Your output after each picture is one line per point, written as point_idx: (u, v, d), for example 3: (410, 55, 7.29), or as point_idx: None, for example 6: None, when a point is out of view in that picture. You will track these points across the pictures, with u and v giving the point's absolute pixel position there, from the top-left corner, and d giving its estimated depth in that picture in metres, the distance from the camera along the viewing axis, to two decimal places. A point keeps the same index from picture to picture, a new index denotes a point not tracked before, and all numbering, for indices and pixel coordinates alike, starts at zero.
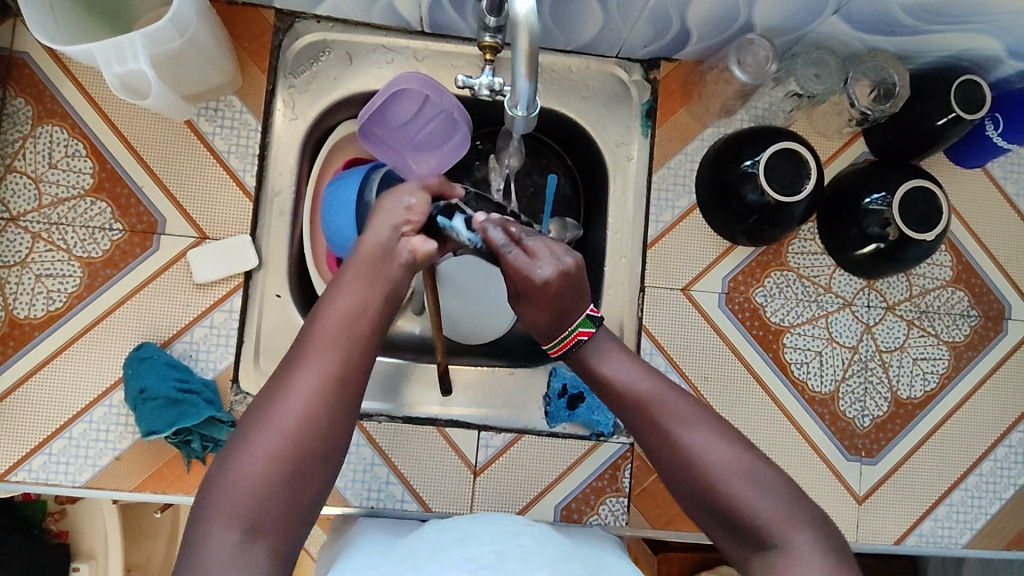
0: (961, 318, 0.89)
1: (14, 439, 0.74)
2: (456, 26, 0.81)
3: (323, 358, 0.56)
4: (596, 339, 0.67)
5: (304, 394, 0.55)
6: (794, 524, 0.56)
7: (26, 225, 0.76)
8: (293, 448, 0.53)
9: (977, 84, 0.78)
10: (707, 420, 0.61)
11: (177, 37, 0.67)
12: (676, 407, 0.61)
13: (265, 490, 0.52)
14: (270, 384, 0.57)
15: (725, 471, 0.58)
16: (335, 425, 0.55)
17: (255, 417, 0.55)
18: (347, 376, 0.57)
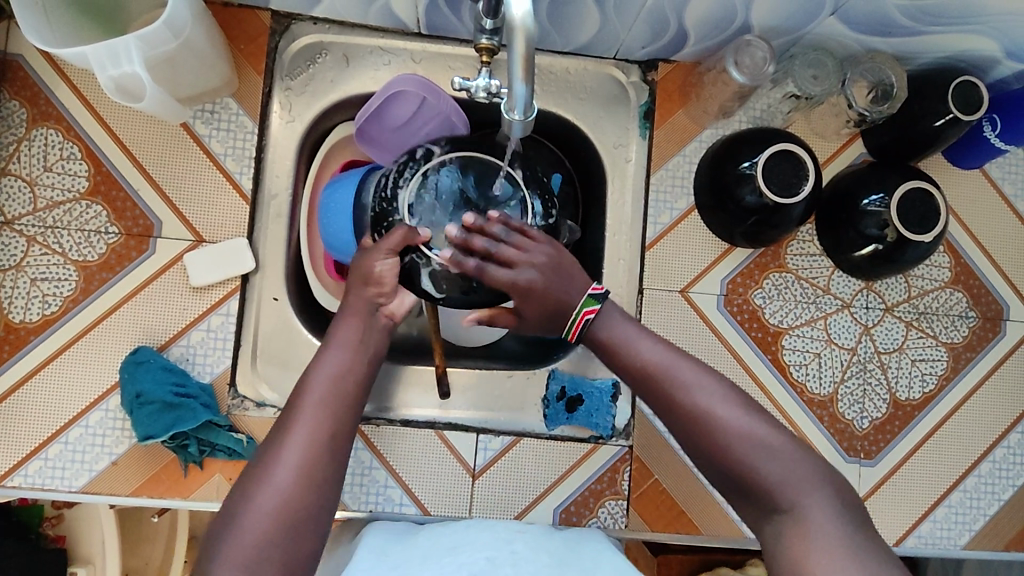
0: (959, 319, 0.89)
1: (10, 443, 0.74)
2: (453, 28, 0.81)
3: (311, 422, 0.64)
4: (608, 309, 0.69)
5: (296, 455, 0.62)
6: (808, 484, 0.59)
7: (21, 228, 0.76)
8: (289, 501, 0.59)
9: (974, 85, 0.78)
10: (719, 386, 0.64)
11: (172, 39, 0.66)
12: (690, 375, 0.64)
13: (268, 539, 0.57)
14: (263, 451, 0.63)
15: (739, 436, 0.61)
16: (326, 477, 0.62)
17: (252, 479, 0.61)
18: (333, 435, 0.64)
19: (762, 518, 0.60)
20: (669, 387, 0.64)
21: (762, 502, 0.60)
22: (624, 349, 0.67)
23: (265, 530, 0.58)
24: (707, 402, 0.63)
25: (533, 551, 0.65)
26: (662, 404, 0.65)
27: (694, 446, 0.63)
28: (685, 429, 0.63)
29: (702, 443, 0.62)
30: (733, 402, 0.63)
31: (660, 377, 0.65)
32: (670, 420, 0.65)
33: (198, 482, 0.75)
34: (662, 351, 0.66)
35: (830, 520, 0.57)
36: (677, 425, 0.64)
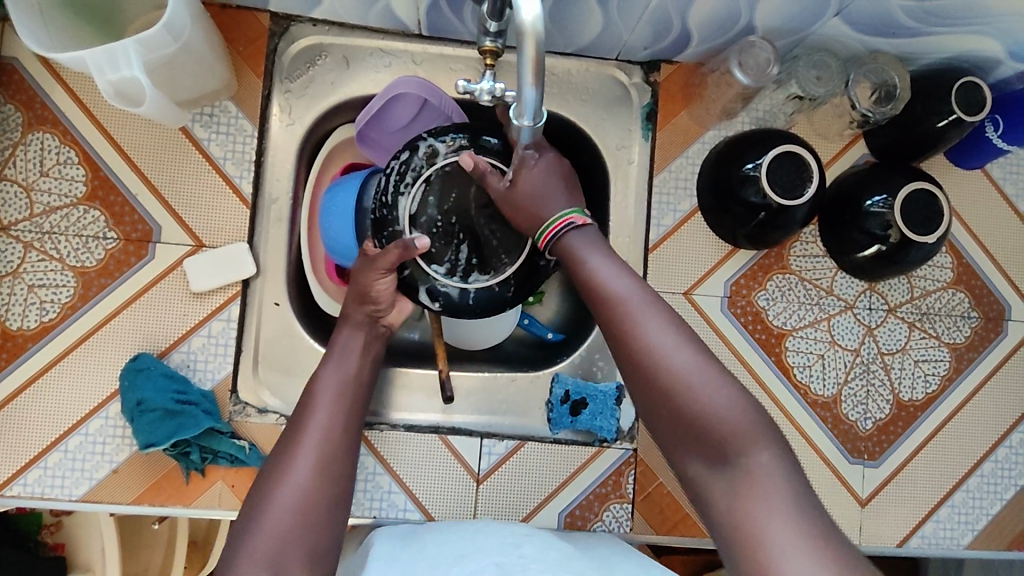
0: (962, 320, 0.89)
1: (9, 452, 0.73)
2: (454, 29, 0.80)
3: (321, 425, 0.65)
4: (577, 233, 0.66)
5: (310, 456, 0.63)
6: (754, 439, 0.55)
7: (18, 234, 0.75)
8: (308, 499, 0.61)
9: (977, 86, 0.77)
10: (675, 323, 0.60)
11: (172, 42, 0.65)
12: (646, 306, 0.60)
13: (290, 535, 0.58)
14: (275, 456, 0.64)
15: (688, 377, 0.57)
16: (339, 477, 0.63)
17: (266, 482, 0.62)
18: (343, 437, 0.66)
19: (699, 466, 0.56)
20: (621, 316, 0.60)
21: (700, 448, 0.56)
22: (584, 270, 0.64)
23: (286, 525, 0.58)
24: (657, 336, 0.58)
25: (542, 552, 0.64)
26: (609, 333, 0.61)
27: (633, 381, 0.59)
28: (627, 362, 0.59)
29: (642, 380, 0.58)
30: (685, 340, 0.58)
31: (613, 304, 0.61)
32: (614, 349, 0.61)
33: (200, 490, 0.74)
34: (620, 278, 0.62)
35: (778, 478, 0.53)
36: (621, 356, 0.60)
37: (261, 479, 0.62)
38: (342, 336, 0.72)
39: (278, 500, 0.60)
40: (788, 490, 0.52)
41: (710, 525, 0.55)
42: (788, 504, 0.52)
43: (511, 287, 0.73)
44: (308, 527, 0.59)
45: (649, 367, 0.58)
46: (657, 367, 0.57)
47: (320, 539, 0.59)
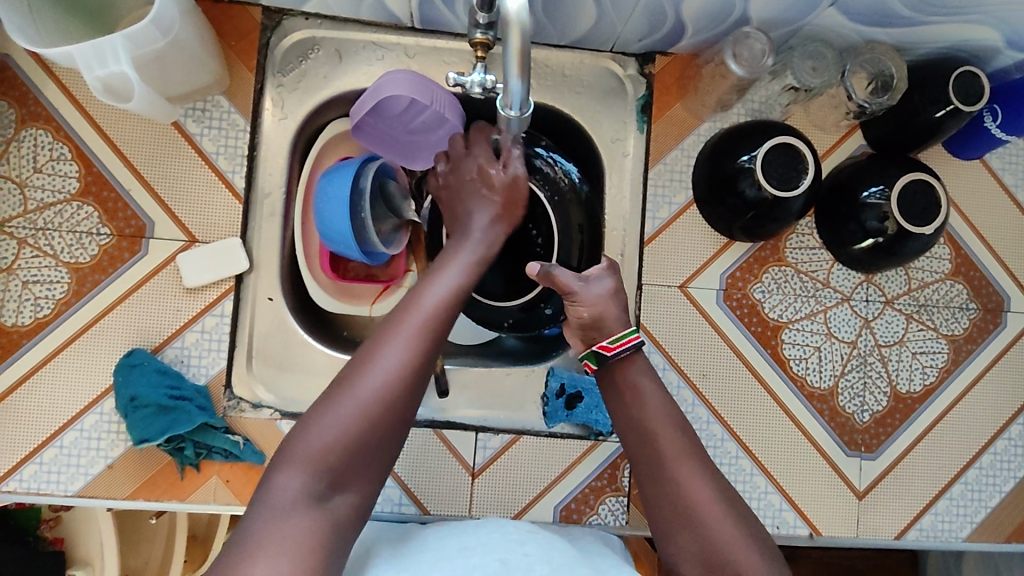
0: (960, 311, 0.89)
1: (5, 447, 0.73)
2: (446, 21, 0.80)
3: (415, 333, 0.61)
4: (636, 365, 0.71)
5: (392, 363, 0.59)
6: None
7: (13, 231, 0.75)
8: (381, 405, 0.58)
9: (975, 76, 0.76)
10: (721, 486, 0.64)
11: (161, 37, 0.65)
12: (695, 468, 0.64)
13: (346, 450, 0.57)
14: (360, 350, 0.61)
15: (732, 541, 0.61)
16: (413, 396, 0.60)
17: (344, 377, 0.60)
18: (431, 353, 0.62)
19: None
20: (669, 475, 0.64)
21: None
22: (641, 414, 0.68)
23: (348, 436, 0.57)
24: (702, 499, 0.63)
25: (545, 552, 0.63)
26: (657, 489, 0.65)
27: (671, 531, 0.63)
28: (671, 513, 0.63)
29: (684, 535, 0.62)
30: (729, 503, 0.63)
31: (665, 457, 0.65)
32: (657, 500, 0.65)
33: (195, 485, 0.74)
34: (675, 434, 0.66)
35: None
36: (663, 505, 0.64)
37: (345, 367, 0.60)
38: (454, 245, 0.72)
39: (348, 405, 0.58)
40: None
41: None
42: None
43: (507, 320, 0.90)
44: (363, 448, 0.58)
45: (695, 524, 0.62)
46: (707, 530, 0.61)
47: (372, 461, 0.59)
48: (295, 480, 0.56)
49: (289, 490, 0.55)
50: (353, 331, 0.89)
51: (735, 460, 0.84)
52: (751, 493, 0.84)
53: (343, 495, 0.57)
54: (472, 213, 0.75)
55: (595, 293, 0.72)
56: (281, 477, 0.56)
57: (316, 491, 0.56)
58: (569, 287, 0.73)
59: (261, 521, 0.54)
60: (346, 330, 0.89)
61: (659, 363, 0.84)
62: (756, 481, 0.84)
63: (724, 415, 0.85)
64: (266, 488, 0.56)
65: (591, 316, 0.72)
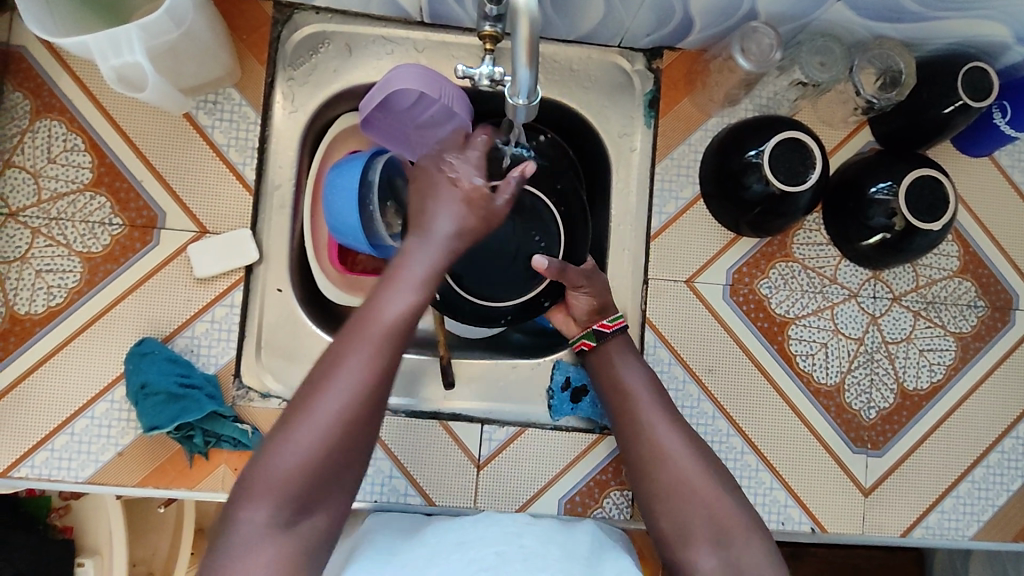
0: (968, 309, 0.88)
1: (18, 434, 0.74)
2: (456, 16, 0.80)
3: (368, 359, 0.60)
4: (619, 343, 0.77)
5: (347, 392, 0.59)
6: (743, 531, 0.65)
7: (26, 220, 0.76)
8: (336, 430, 0.58)
9: (984, 72, 0.76)
10: (688, 435, 0.70)
11: (174, 29, 0.66)
12: (664, 417, 0.71)
13: (307, 477, 0.58)
14: (315, 371, 0.60)
15: (698, 480, 0.67)
16: (372, 420, 0.60)
17: (301, 404, 0.59)
18: (388, 375, 0.61)
19: (695, 548, 0.65)
20: (642, 423, 0.71)
21: (697, 535, 0.65)
22: (614, 376, 0.75)
23: (308, 469, 0.58)
24: (671, 442, 0.69)
25: (544, 545, 0.64)
26: (631, 438, 0.71)
27: (646, 474, 0.69)
28: (646, 456, 0.69)
29: (657, 475, 0.68)
30: (697, 448, 0.69)
31: (638, 410, 0.71)
32: (632, 448, 0.70)
33: (204, 473, 0.75)
34: (646, 390, 0.73)
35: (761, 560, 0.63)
36: (638, 451, 0.70)
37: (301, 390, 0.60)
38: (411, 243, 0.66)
39: (306, 435, 0.58)
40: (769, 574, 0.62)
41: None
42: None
43: (506, 315, 0.90)
44: (328, 477, 0.59)
45: (666, 463, 0.68)
46: (679, 474, 0.67)
47: (339, 484, 0.60)
48: (263, 513, 0.57)
49: (256, 524, 0.56)
50: None
51: (741, 455, 0.84)
52: (756, 488, 0.84)
53: (312, 518, 0.59)
54: (439, 204, 0.67)
55: (598, 283, 0.79)
56: (249, 512, 0.57)
57: (283, 520, 0.57)
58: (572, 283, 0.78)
59: (232, 554, 0.56)
60: None
61: (665, 358, 0.84)
62: (761, 477, 0.84)
63: (730, 410, 0.85)
64: (234, 519, 0.57)
65: (595, 305, 0.79)
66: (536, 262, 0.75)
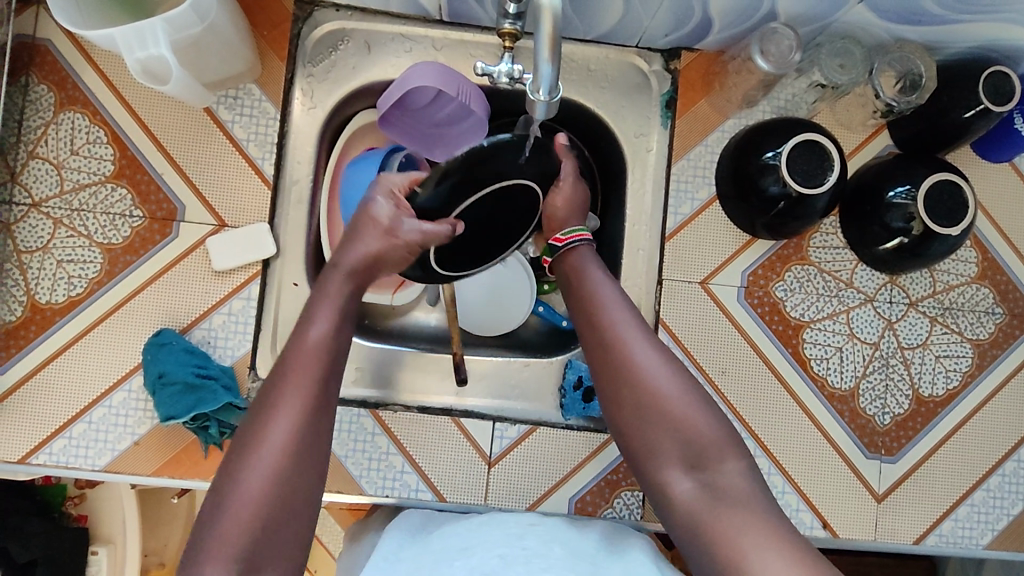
0: (985, 315, 0.88)
1: (36, 422, 0.75)
2: (475, 15, 0.81)
3: (299, 408, 0.57)
4: (583, 253, 0.74)
5: (282, 444, 0.56)
6: (719, 451, 0.62)
7: (48, 211, 0.77)
8: (276, 482, 0.55)
9: (1006, 76, 0.76)
10: (661, 350, 0.67)
11: (198, 23, 0.67)
12: (636, 331, 0.67)
13: (254, 538, 0.54)
14: (246, 428, 0.58)
15: (670, 397, 0.64)
16: (308, 466, 0.57)
17: (231, 468, 0.57)
18: (319, 415, 0.58)
19: (668, 470, 0.63)
20: (612, 338, 0.67)
21: (669, 457, 0.63)
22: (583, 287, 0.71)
23: (253, 530, 0.54)
24: (644, 358, 0.65)
25: (546, 546, 0.63)
26: (599, 355, 0.67)
27: (616, 395, 0.65)
28: (614, 376, 0.66)
29: (626, 393, 0.65)
30: (669, 365, 0.65)
31: (606, 324, 0.68)
32: (601, 364, 0.67)
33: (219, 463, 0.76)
34: (617, 301, 0.69)
35: (747, 482, 0.61)
36: (607, 370, 0.66)
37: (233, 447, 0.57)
38: (330, 280, 0.66)
39: (237, 501, 0.55)
40: (750, 495, 0.60)
41: (674, 529, 0.62)
42: (746, 506, 0.59)
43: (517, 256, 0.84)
44: (275, 532, 0.55)
45: (635, 383, 0.64)
46: (651, 395, 0.64)
47: (291, 532, 0.56)
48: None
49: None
50: (373, 320, 0.91)
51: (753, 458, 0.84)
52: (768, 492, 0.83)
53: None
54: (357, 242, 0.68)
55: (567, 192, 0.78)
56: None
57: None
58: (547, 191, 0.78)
59: None
60: (367, 319, 0.90)
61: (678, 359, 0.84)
62: (773, 480, 0.84)
63: (743, 413, 0.84)
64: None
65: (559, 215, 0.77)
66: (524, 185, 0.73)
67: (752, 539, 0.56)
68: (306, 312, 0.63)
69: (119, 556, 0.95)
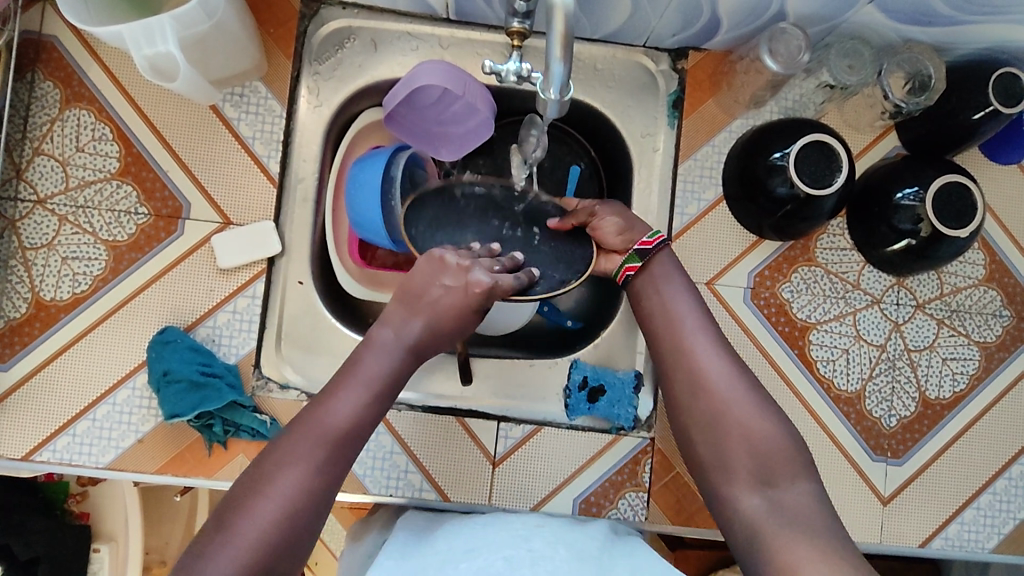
0: (993, 318, 0.87)
1: (40, 419, 0.75)
2: (482, 14, 0.81)
3: (319, 458, 0.60)
4: (664, 259, 0.74)
5: (292, 488, 0.58)
6: (788, 470, 0.61)
7: (54, 208, 0.77)
8: (276, 521, 0.56)
9: (1016, 77, 0.75)
10: (737, 367, 0.67)
11: (205, 20, 0.67)
12: (710, 346, 0.68)
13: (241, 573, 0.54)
14: (265, 463, 0.60)
15: (740, 409, 0.64)
16: (309, 524, 0.58)
17: (237, 505, 0.57)
18: (326, 477, 0.60)
19: (735, 482, 0.62)
20: (686, 349, 0.68)
21: (738, 471, 0.62)
22: (660, 296, 0.72)
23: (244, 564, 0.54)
24: (717, 372, 0.66)
25: (551, 548, 0.63)
26: (673, 363, 0.68)
27: (685, 404, 0.66)
28: (685, 385, 0.67)
29: (698, 402, 0.66)
30: (742, 381, 0.66)
31: (681, 336, 0.69)
32: (673, 373, 0.68)
33: (222, 462, 0.76)
34: (694, 315, 0.70)
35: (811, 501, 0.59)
36: (677, 378, 0.67)
37: (247, 478, 0.59)
38: (368, 353, 0.67)
39: (241, 530, 0.55)
40: (815, 513, 0.58)
41: (734, 542, 0.61)
42: (808, 523, 0.57)
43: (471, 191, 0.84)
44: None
45: (707, 394, 0.65)
46: (722, 406, 0.65)
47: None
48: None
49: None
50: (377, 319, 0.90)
51: None
52: None
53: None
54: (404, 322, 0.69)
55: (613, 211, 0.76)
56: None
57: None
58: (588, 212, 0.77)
59: None
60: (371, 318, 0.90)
61: None
62: None
63: None
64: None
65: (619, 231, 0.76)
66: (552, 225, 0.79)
67: (809, 552, 0.54)
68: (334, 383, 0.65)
69: (120, 555, 0.95)
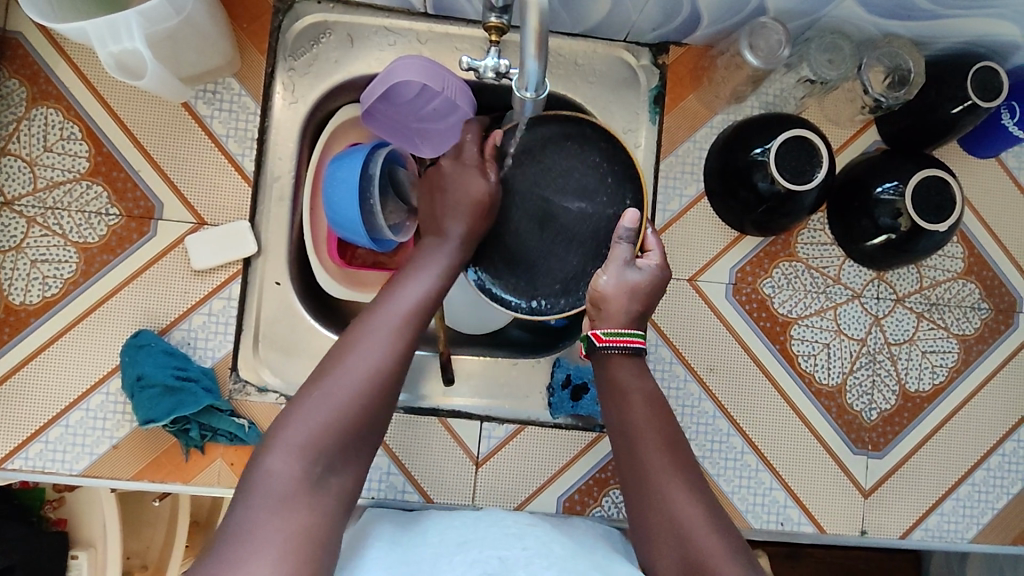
0: (972, 311, 0.88)
1: (11, 425, 0.73)
2: (460, 8, 0.79)
3: (395, 331, 0.64)
4: (627, 365, 0.71)
5: (375, 354, 0.62)
6: None
7: (21, 209, 0.75)
8: (366, 383, 0.61)
9: (995, 71, 0.75)
10: (706, 498, 0.64)
11: (174, 15, 0.65)
12: (680, 480, 0.64)
13: (334, 434, 0.58)
14: (343, 339, 0.64)
15: (710, 543, 0.60)
16: (392, 390, 0.62)
17: (324, 370, 0.61)
18: (405, 356, 0.64)
19: None
20: (655, 483, 0.64)
21: None
22: (625, 411, 0.68)
23: (335, 425, 0.58)
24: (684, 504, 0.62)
25: (543, 546, 0.63)
26: (640, 493, 0.65)
27: (653, 532, 0.63)
28: (658, 523, 0.62)
29: (665, 540, 0.62)
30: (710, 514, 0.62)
31: (650, 462, 0.65)
32: (640, 505, 0.64)
33: (200, 467, 0.74)
34: (659, 442, 0.66)
35: None
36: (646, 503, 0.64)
37: (327, 354, 0.63)
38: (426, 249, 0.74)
39: (332, 395, 0.59)
40: None
41: None
42: None
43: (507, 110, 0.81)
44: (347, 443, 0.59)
45: (682, 534, 0.61)
46: (687, 537, 0.61)
47: (355, 453, 0.59)
48: (290, 465, 0.56)
49: (289, 479, 0.55)
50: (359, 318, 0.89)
51: (741, 455, 0.84)
52: (756, 489, 0.84)
53: (322, 486, 0.57)
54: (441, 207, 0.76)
55: (632, 278, 0.73)
56: (277, 465, 0.56)
57: (314, 480, 0.56)
58: (619, 263, 0.73)
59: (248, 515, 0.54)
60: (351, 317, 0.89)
61: (667, 357, 0.84)
62: (761, 477, 0.84)
63: (731, 410, 0.84)
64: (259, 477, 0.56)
65: (604, 295, 0.73)
66: (628, 214, 0.73)
67: None
68: (399, 278, 0.70)
69: (100, 560, 0.95)
